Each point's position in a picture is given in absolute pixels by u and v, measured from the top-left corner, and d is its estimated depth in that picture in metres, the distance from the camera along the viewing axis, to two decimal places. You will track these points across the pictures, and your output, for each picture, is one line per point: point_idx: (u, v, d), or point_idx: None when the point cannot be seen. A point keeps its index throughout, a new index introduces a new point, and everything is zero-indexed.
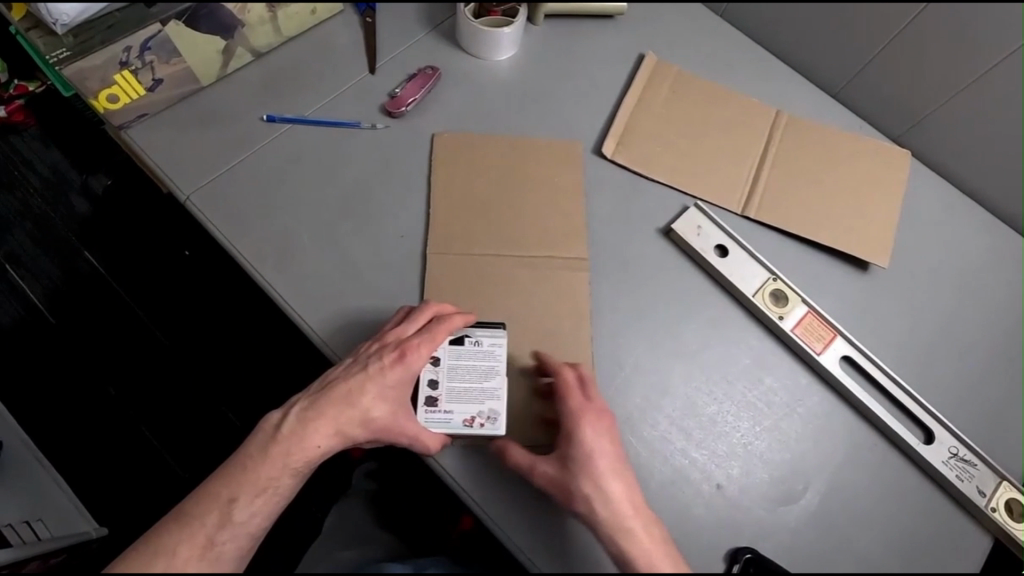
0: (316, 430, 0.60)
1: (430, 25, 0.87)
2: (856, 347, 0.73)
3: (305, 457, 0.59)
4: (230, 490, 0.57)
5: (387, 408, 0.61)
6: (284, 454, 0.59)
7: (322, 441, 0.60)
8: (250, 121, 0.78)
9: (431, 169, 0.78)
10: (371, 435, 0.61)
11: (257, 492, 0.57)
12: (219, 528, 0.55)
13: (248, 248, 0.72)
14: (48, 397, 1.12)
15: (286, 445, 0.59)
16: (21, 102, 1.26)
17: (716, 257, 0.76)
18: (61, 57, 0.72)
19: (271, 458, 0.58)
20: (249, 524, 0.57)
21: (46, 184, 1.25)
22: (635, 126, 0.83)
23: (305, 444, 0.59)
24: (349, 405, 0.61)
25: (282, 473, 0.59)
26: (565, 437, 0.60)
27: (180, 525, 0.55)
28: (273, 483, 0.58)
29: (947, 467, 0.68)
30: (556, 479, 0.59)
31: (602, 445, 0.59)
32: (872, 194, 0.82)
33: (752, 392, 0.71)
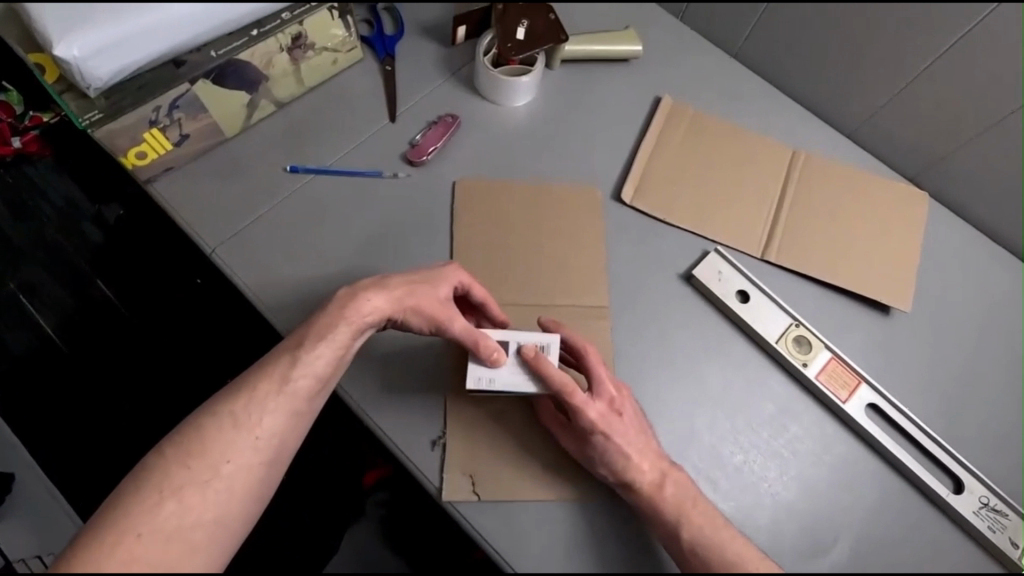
0: (369, 297, 0.64)
1: (448, 72, 0.88)
2: (882, 395, 0.72)
3: (359, 315, 0.63)
4: (296, 340, 0.62)
5: (441, 292, 0.67)
6: (341, 311, 0.63)
7: (376, 299, 0.64)
8: (274, 171, 0.79)
9: (453, 216, 0.79)
10: (416, 309, 0.66)
11: (322, 339, 0.62)
12: (291, 367, 0.60)
13: (271, 299, 0.72)
14: (63, 419, 1.08)
15: (343, 310, 0.63)
16: (35, 132, 1.20)
17: (738, 303, 0.76)
18: (93, 120, 0.67)
19: (328, 311, 0.63)
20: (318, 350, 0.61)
21: (59, 215, 1.21)
22: (653, 171, 0.84)
23: (359, 304, 0.63)
24: (406, 275, 0.67)
25: (340, 325, 0.63)
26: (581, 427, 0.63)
27: (255, 372, 0.59)
28: (335, 335, 0.62)
29: (979, 518, 0.67)
30: (577, 454, 0.65)
31: (614, 441, 0.62)
32: (893, 236, 0.82)
33: (778, 441, 0.71)
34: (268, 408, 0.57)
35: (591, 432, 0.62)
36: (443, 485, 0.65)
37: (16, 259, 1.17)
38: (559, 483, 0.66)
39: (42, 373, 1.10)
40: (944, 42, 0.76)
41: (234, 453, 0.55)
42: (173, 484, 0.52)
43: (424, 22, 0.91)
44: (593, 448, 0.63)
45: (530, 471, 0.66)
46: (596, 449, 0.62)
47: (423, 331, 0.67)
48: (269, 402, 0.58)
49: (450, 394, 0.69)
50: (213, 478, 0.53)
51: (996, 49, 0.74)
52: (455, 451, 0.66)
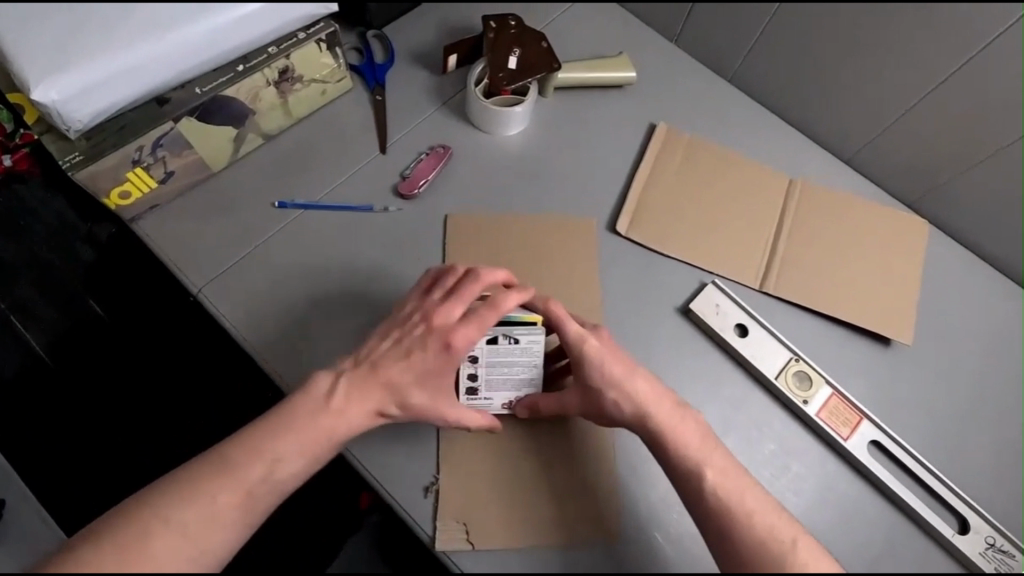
0: (359, 403, 0.58)
1: (439, 100, 0.87)
2: (884, 431, 0.71)
3: (341, 431, 0.57)
4: (275, 448, 0.54)
5: (434, 360, 0.60)
6: (328, 429, 0.56)
7: (361, 416, 0.58)
8: (262, 206, 0.77)
9: (445, 250, 0.77)
10: (406, 415, 0.62)
11: (302, 447, 0.55)
12: (263, 480, 0.53)
13: (259, 340, 0.70)
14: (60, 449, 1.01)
15: (348, 381, 0.59)
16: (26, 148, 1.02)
17: (737, 337, 0.74)
18: (74, 162, 0.65)
19: (315, 423, 0.56)
20: (304, 433, 0.56)
21: (51, 231, 1.09)
22: (649, 201, 0.83)
23: (345, 420, 0.57)
24: (396, 360, 0.60)
25: (320, 445, 0.56)
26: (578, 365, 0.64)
27: (225, 474, 0.52)
28: (333, 408, 0.57)
29: (985, 560, 0.66)
30: (583, 404, 0.65)
31: (612, 365, 0.63)
32: (893, 266, 0.81)
33: (779, 481, 0.69)
34: (226, 523, 0.51)
35: (586, 364, 0.63)
36: (436, 533, 0.63)
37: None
38: (555, 498, 0.65)
39: (35, 398, 1.02)
40: (946, 69, 0.75)
41: (194, 535, 0.50)
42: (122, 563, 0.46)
43: (415, 50, 0.90)
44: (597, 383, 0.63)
45: (525, 517, 0.64)
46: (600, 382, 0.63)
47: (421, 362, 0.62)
48: (229, 516, 0.51)
49: (444, 435, 0.67)
50: (168, 565, 0.48)
51: (995, 78, 0.73)
52: (448, 495, 0.65)
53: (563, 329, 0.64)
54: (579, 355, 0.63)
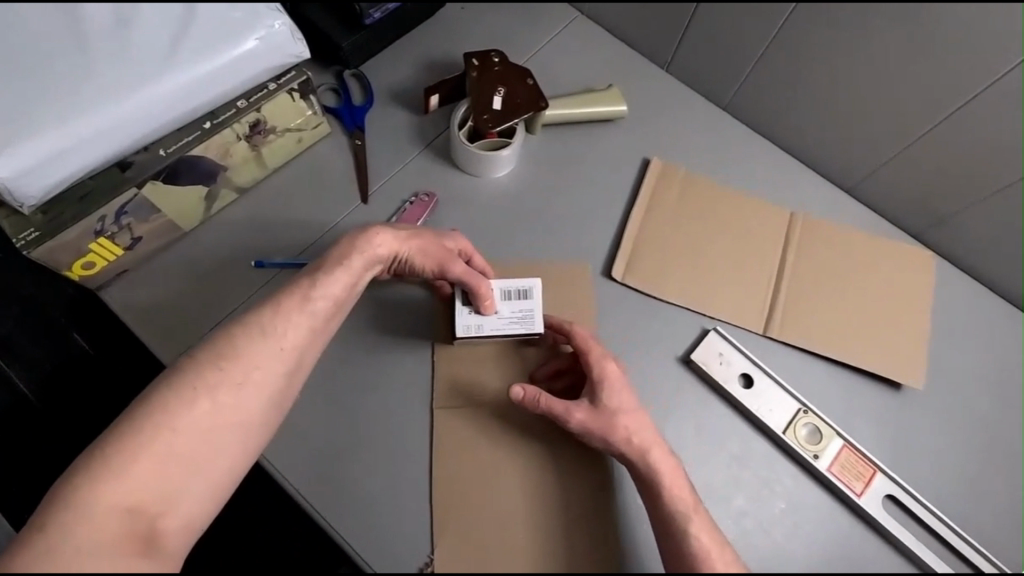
0: (338, 272, 0.62)
1: (422, 142, 0.83)
2: (900, 485, 0.67)
3: (324, 296, 0.61)
4: (263, 323, 0.57)
5: (418, 243, 0.67)
6: (305, 295, 0.60)
7: (349, 273, 0.63)
8: (237, 266, 0.73)
9: (433, 305, 0.73)
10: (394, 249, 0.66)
11: (292, 314, 0.58)
12: (254, 357, 0.55)
13: None
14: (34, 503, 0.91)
15: (355, 243, 0.64)
16: None
17: (741, 388, 0.71)
18: (30, 240, 0.61)
19: (296, 305, 0.59)
20: (278, 349, 0.56)
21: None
22: (645, 242, 0.79)
23: (327, 284, 0.61)
24: (380, 245, 0.65)
25: (306, 305, 0.59)
26: (592, 386, 0.64)
27: (216, 355, 0.54)
28: (348, 264, 0.63)
29: None
30: (590, 421, 0.62)
31: (625, 394, 0.64)
32: (901, 303, 0.78)
33: (791, 542, 0.66)
34: (227, 393, 0.53)
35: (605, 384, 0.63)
36: None
37: None
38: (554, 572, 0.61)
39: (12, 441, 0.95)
40: (959, 99, 0.71)
41: (175, 448, 0.49)
42: (102, 481, 0.46)
43: (395, 89, 0.86)
44: (610, 408, 0.63)
45: None
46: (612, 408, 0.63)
47: (425, 271, 0.68)
48: (227, 376, 0.53)
49: (437, 510, 0.63)
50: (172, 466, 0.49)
51: (1005, 109, 0.69)
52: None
53: (589, 346, 0.65)
54: (598, 374, 0.64)
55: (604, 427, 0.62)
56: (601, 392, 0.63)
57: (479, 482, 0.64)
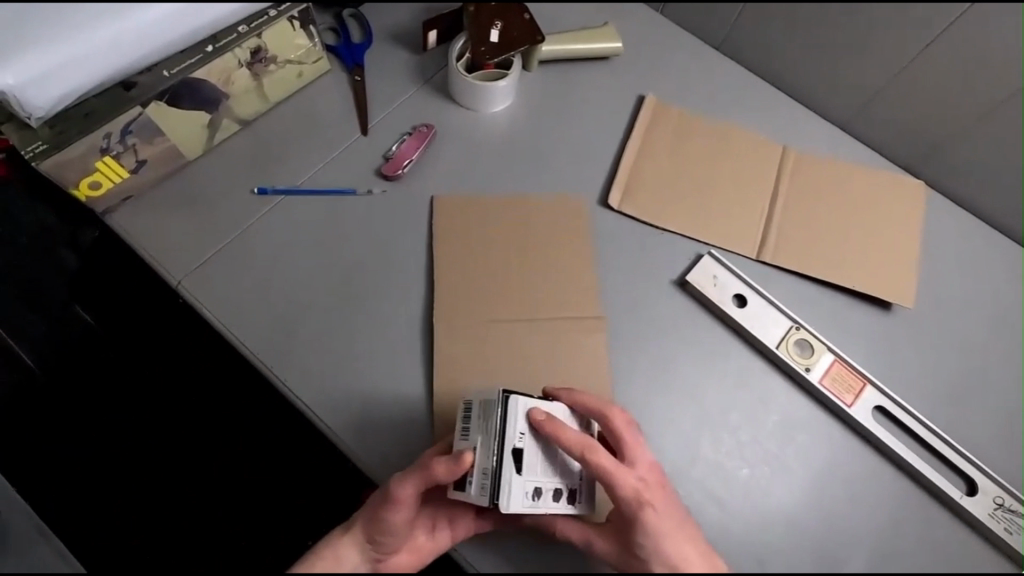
0: (392, 520, 0.54)
1: (421, 79, 0.84)
2: (889, 396, 0.69)
3: (382, 532, 0.55)
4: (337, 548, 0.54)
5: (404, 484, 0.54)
6: (370, 528, 0.55)
7: (402, 522, 0.55)
8: (241, 194, 0.74)
9: (433, 231, 0.75)
10: (402, 524, 0.54)
11: (356, 543, 0.55)
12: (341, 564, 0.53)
13: (243, 334, 0.68)
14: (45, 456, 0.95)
15: (369, 516, 0.56)
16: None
17: (735, 308, 0.73)
18: (38, 151, 0.64)
19: (388, 530, 0.54)
20: (350, 551, 0.54)
21: None
22: (640, 173, 0.80)
23: (384, 525, 0.55)
24: (391, 502, 0.54)
25: (371, 545, 0.55)
26: (631, 521, 0.53)
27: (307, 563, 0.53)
28: (369, 528, 0.55)
29: (994, 520, 0.64)
30: (614, 555, 0.55)
31: (671, 536, 0.53)
32: (890, 229, 0.79)
33: (783, 451, 0.67)
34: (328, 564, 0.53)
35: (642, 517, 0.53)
36: None
37: None
38: None
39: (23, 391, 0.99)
40: (944, 20, 0.74)
41: None
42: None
43: (393, 28, 0.87)
44: (645, 545, 0.52)
45: None
46: (650, 544, 0.52)
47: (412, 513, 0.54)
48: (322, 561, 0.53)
49: (437, 413, 0.66)
50: None
51: (991, 25, 0.71)
52: None
53: (623, 499, 0.54)
54: (631, 512, 0.53)
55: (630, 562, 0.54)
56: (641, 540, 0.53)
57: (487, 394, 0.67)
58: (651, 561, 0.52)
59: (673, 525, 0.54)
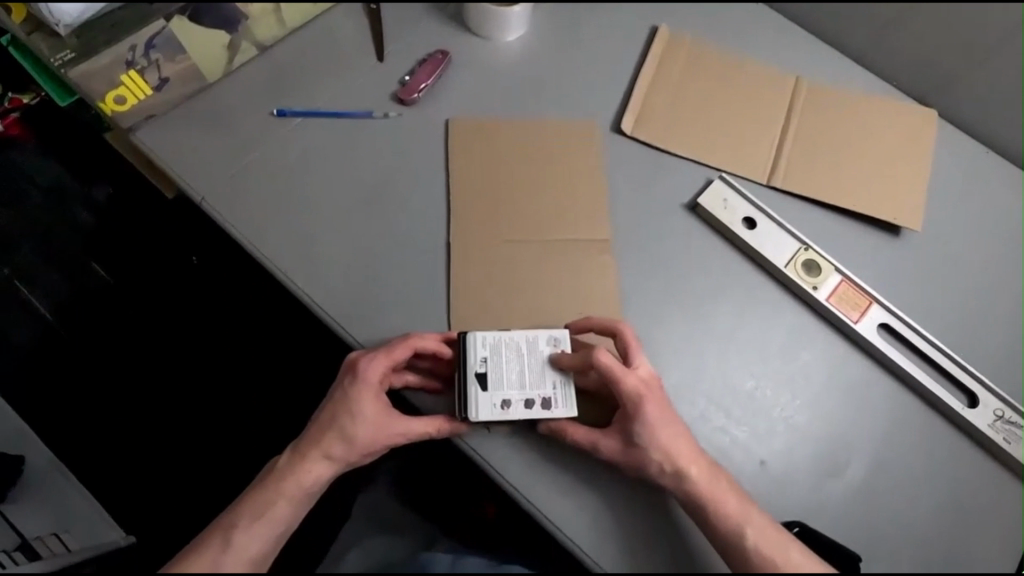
0: (361, 413, 0.59)
1: (435, 8, 0.84)
2: (895, 314, 0.71)
3: (362, 432, 0.59)
4: (321, 450, 0.59)
5: (371, 396, 0.59)
6: (344, 430, 0.59)
7: (372, 422, 0.59)
8: (261, 116, 0.76)
9: (448, 155, 0.76)
10: (379, 428, 0.59)
11: (328, 456, 0.59)
12: (321, 472, 0.59)
13: (265, 247, 0.70)
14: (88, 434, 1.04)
15: (338, 421, 0.59)
16: (16, 115, 1.17)
17: (745, 230, 0.74)
18: (66, 59, 0.74)
19: (357, 428, 0.59)
20: (337, 453, 0.59)
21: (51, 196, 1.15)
22: (653, 101, 0.81)
23: (357, 420, 0.59)
24: (369, 396, 0.59)
25: (357, 451, 0.59)
26: (623, 413, 0.59)
27: (290, 471, 0.59)
28: (350, 441, 0.59)
29: (993, 431, 0.66)
30: (621, 451, 0.59)
31: (664, 420, 0.58)
32: (904, 156, 0.79)
33: (789, 365, 0.69)
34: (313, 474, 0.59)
35: (642, 407, 0.58)
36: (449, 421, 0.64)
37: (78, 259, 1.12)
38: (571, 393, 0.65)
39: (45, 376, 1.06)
40: None
41: (257, 523, 0.57)
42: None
43: None
44: (641, 432, 0.57)
45: None
46: (646, 431, 0.57)
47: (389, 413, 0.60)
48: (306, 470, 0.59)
49: (454, 324, 0.68)
50: (266, 522, 0.57)
51: None
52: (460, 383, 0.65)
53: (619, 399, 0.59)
54: (629, 404, 0.58)
55: (632, 452, 0.58)
56: (636, 428, 0.58)
57: (501, 306, 0.69)
58: (649, 443, 0.57)
59: (664, 412, 0.58)
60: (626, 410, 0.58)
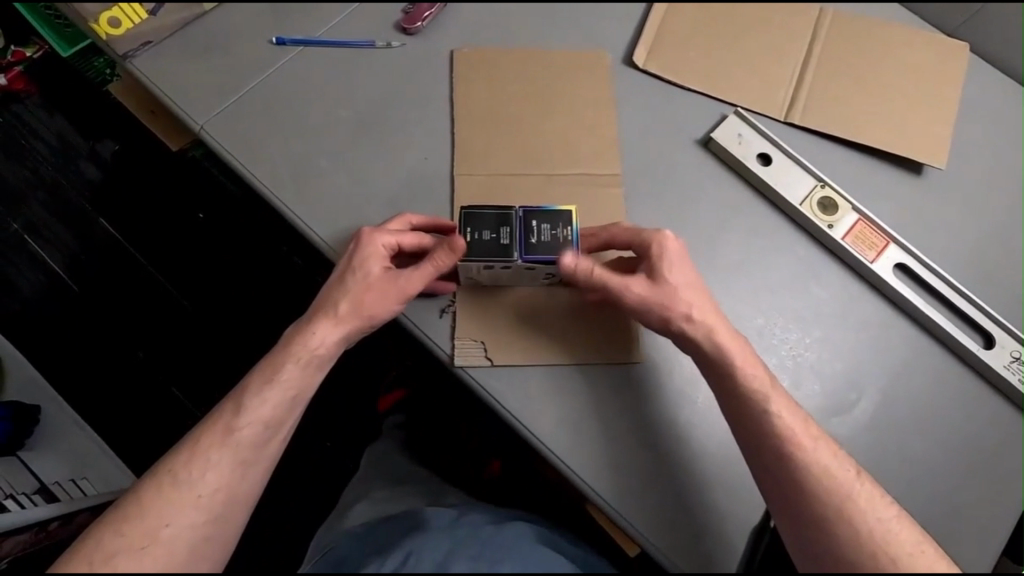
0: (367, 272, 0.60)
1: None
2: (912, 254, 0.68)
3: (368, 289, 0.59)
4: (328, 312, 0.59)
5: (378, 257, 0.60)
6: (352, 291, 0.59)
7: (378, 280, 0.60)
8: (259, 44, 0.74)
9: (453, 85, 0.74)
10: (386, 285, 0.60)
11: (335, 316, 0.58)
12: (329, 334, 0.58)
13: (263, 177, 0.69)
14: (100, 379, 1.06)
15: (344, 283, 0.59)
16: (20, 68, 1.14)
17: (760, 166, 0.71)
18: None
19: (363, 285, 0.59)
20: (345, 314, 0.59)
21: (54, 149, 1.15)
22: (667, 32, 0.77)
23: (363, 279, 0.59)
24: (374, 256, 0.60)
25: (364, 311, 0.59)
26: (647, 255, 0.61)
27: (297, 339, 0.58)
28: (356, 298, 0.59)
29: (1009, 371, 0.64)
30: (651, 294, 0.59)
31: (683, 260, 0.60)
32: (928, 92, 0.75)
33: (801, 304, 0.67)
34: (321, 335, 0.58)
35: (661, 241, 0.60)
36: (454, 351, 0.64)
37: (83, 215, 1.13)
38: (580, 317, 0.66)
39: (56, 324, 1.07)
40: None
41: (265, 390, 0.56)
42: (146, 532, 0.49)
43: None
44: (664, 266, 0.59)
45: (546, 338, 0.65)
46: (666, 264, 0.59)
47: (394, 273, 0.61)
48: (313, 334, 0.58)
49: None
50: (272, 391, 0.56)
51: None
52: (464, 320, 0.65)
53: (637, 242, 0.61)
54: (647, 241, 0.61)
55: (660, 293, 0.59)
56: (662, 264, 0.60)
57: None
58: (676, 281, 0.59)
59: (682, 249, 0.61)
60: (650, 251, 0.60)
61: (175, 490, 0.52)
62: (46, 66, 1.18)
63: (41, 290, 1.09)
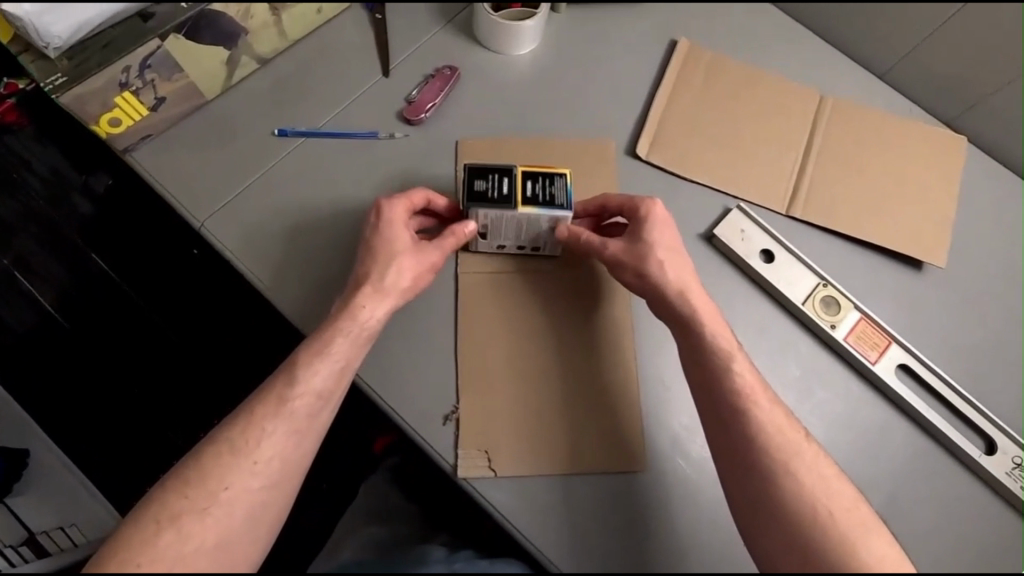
0: (397, 239, 0.62)
1: (445, 19, 0.81)
2: (914, 355, 0.68)
3: (407, 254, 0.62)
4: (372, 282, 0.61)
5: (401, 225, 0.63)
6: (392, 258, 0.61)
7: (409, 246, 0.63)
8: (262, 133, 0.73)
9: (457, 177, 0.73)
10: (416, 252, 0.63)
11: (378, 285, 0.60)
12: (375, 305, 0.60)
13: (262, 267, 0.68)
14: (85, 422, 1.03)
15: (380, 253, 0.62)
16: (11, 101, 1.12)
17: (762, 263, 0.72)
18: (57, 82, 0.72)
19: (402, 253, 0.62)
20: (389, 284, 0.61)
21: (47, 187, 1.13)
22: (670, 122, 0.78)
23: (399, 245, 0.62)
24: (398, 223, 0.63)
25: (404, 278, 0.62)
26: (634, 218, 0.65)
27: (343, 309, 0.60)
28: (396, 263, 0.61)
29: (1010, 478, 0.65)
30: (627, 250, 0.64)
31: (667, 225, 0.65)
32: (928, 186, 0.76)
33: (805, 405, 0.67)
34: (369, 306, 0.60)
35: (649, 207, 0.65)
36: (458, 461, 0.62)
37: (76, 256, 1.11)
38: (588, 406, 0.65)
39: (45, 365, 1.05)
40: None
41: (316, 361, 0.57)
42: (205, 494, 0.51)
43: None
44: (648, 230, 0.64)
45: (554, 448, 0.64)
46: (651, 232, 0.64)
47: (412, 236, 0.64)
48: (359, 314, 0.59)
49: (462, 358, 0.66)
50: (322, 362, 0.57)
51: None
52: (468, 423, 0.64)
53: (623, 205, 0.66)
54: (635, 203, 0.65)
55: (637, 250, 0.64)
56: (644, 227, 0.64)
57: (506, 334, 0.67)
58: (656, 243, 0.63)
59: (668, 218, 0.65)
60: (638, 213, 0.65)
61: (233, 459, 0.53)
62: (38, 100, 1.15)
63: (25, 327, 1.07)
